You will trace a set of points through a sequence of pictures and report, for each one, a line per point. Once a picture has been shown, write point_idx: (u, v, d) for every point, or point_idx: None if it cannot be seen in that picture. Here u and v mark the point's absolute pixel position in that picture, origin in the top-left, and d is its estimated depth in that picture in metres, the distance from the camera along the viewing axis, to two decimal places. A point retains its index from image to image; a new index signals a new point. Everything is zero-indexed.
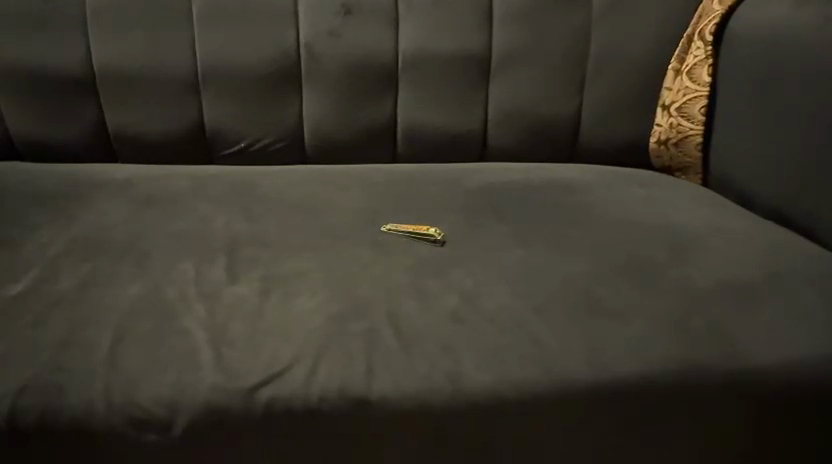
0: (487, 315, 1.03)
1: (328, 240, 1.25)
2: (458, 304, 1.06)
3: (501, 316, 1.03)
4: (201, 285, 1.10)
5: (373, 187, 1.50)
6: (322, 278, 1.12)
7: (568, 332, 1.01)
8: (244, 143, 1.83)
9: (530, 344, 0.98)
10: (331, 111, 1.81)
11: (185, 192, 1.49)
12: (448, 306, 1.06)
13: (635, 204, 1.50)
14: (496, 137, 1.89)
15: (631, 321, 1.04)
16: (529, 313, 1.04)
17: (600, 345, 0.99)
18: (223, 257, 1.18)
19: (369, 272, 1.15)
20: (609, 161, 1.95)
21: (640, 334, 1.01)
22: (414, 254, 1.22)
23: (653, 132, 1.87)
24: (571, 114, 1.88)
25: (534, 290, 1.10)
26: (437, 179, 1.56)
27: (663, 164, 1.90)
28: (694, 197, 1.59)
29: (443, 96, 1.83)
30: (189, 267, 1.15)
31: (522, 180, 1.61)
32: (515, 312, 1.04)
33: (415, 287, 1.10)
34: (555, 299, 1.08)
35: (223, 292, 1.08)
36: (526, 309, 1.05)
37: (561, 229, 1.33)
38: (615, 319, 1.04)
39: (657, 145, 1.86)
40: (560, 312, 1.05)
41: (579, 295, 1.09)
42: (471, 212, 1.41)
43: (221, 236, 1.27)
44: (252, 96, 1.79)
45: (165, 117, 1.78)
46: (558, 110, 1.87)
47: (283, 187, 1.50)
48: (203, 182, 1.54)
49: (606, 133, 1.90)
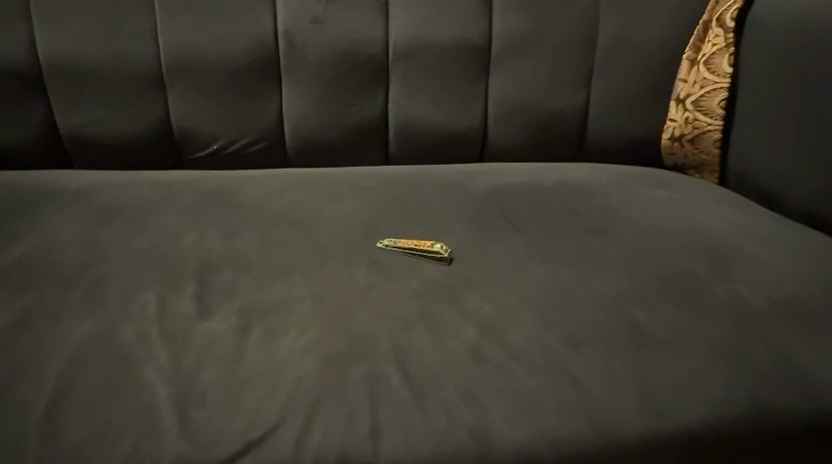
0: (515, 351, 0.87)
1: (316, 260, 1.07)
2: (479, 337, 0.89)
3: (530, 352, 0.86)
4: (166, 321, 0.90)
5: (367, 194, 1.31)
6: (312, 309, 0.94)
7: (611, 369, 0.85)
8: (217, 145, 1.62)
9: (569, 387, 0.82)
10: (315, 108, 1.62)
11: (147, 203, 1.28)
12: (466, 341, 0.88)
13: (659, 208, 1.35)
14: (498, 134, 1.72)
15: (681, 354, 0.88)
16: (563, 348, 0.88)
17: (649, 384, 0.83)
18: (193, 284, 0.99)
19: (368, 299, 0.97)
20: (617, 160, 1.80)
21: (693, 370, 0.86)
22: (421, 275, 1.04)
23: (666, 127, 1.72)
24: (579, 109, 1.72)
25: (565, 317, 0.94)
26: (437, 183, 1.39)
27: (676, 161, 1.75)
28: (721, 199, 1.44)
29: (440, 91, 1.65)
30: (152, 296, 0.96)
31: (532, 182, 1.44)
32: (547, 346, 0.88)
33: (425, 317, 0.93)
34: (590, 329, 0.91)
35: (193, 330, 0.89)
36: (559, 342, 0.88)
37: (584, 241, 1.17)
38: (662, 352, 0.88)
39: (671, 142, 1.72)
40: (598, 345, 0.88)
41: (617, 322, 0.93)
42: (480, 221, 1.24)
43: (190, 257, 1.07)
44: (225, 91, 1.58)
45: (126, 117, 1.56)
46: (565, 105, 1.71)
47: (263, 195, 1.30)
48: (170, 191, 1.34)
49: (616, 129, 1.75)
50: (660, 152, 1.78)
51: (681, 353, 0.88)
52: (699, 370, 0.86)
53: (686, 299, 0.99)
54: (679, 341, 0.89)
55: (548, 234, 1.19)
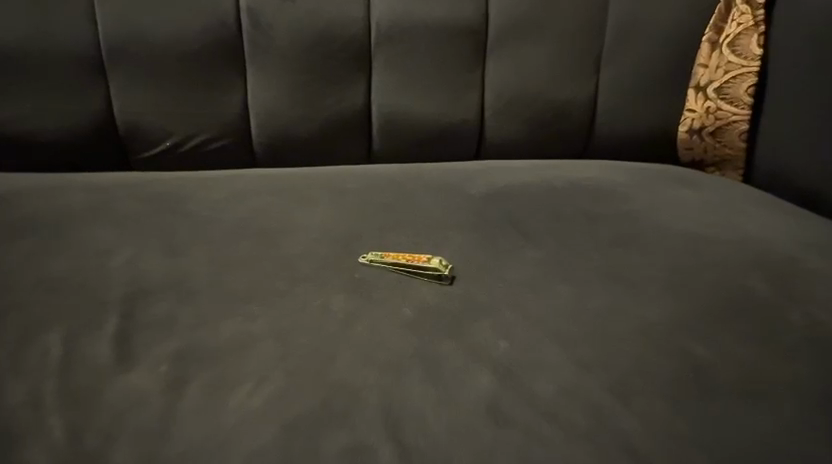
0: (544, 407, 0.67)
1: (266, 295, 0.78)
2: (496, 388, 0.69)
3: (563, 411, 0.66)
4: (73, 375, 0.68)
5: (345, 198, 1.08)
6: (274, 353, 0.72)
7: (667, 425, 0.66)
8: (170, 144, 1.38)
9: (616, 454, 0.63)
10: (286, 99, 1.38)
11: (67, 209, 1.02)
12: (477, 396, 0.68)
13: (694, 210, 1.14)
14: (498, 129, 1.49)
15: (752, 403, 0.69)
16: (606, 399, 0.68)
17: (716, 444, 0.65)
18: (115, 319, 0.76)
19: (346, 337, 0.75)
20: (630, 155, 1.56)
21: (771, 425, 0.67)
22: (416, 301, 0.82)
23: (682, 119, 1.47)
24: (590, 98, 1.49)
25: (602, 356, 0.74)
26: (428, 184, 1.15)
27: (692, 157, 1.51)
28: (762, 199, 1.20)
29: (430, 80, 1.43)
30: (58, 339, 0.73)
31: (543, 182, 1.21)
32: (586, 400, 0.68)
33: (423, 361, 0.71)
34: (635, 374, 0.72)
35: (107, 389, 0.67)
36: (599, 391, 0.69)
37: (612, 252, 0.96)
38: (730, 403, 0.69)
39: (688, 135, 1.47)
40: (648, 398, 0.69)
41: (669, 362, 0.74)
42: (485, 229, 1.02)
43: (116, 282, 0.83)
44: (178, 80, 1.34)
45: (58, 109, 1.31)
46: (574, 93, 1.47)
47: (219, 199, 1.06)
48: (101, 193, 1.07)
49: (633, 120, 1.49)
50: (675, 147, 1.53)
51: (752, 401, 0.70)
52: (777, 423, 0.68)
53: (748, 327, 0.80)
54: (748, 390, 0.71)
55: (567, 245, 0.98)
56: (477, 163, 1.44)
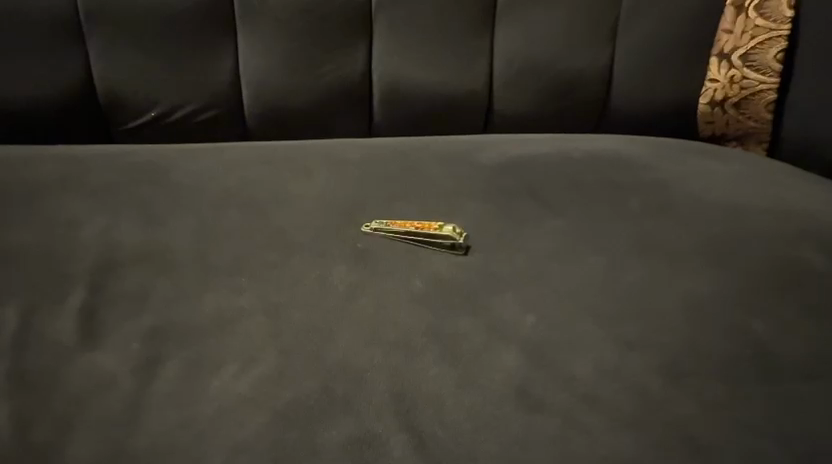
0: (581, 390, 0.59)
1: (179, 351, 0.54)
2: (524, 368, 0.60)
3: (600, 396, 0.58)
4: (28, 356, 0.59)
5: (344, 166, 0.96)
6: (264, 329, 0.62)
7: (715, 407, 0.59)
8: (155, 114, 1.13)
9: (664, 438, 0.56)
10: (274, 67, 1.11)
11: (27, 176, 0.90)
12: (502, 376, 0.59)
13: (736, 177, 1.01)
14: (506, 101, 1.17)
15: (815, 384, 0.62)
16: (652, 381, 0.60)
17: (771, 426, 0.58)
18: (82, 292, 0.66)
19: (348, 312, 0.65)
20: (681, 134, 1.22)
21: None
22: (427, 272, 0.72)
23: (700, 90, 1.15)
24: (630, 62, 1.15)
25: (638, 333, 0.66)
26: (436, 152, 1.01)
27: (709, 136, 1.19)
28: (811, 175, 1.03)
29: (444, 52, 1.13)
30: (14, 317, 0.63)
31: (568, 151, 1.06)
32: (626, 380, 0.60)
33: (438, 339, 0.62)
34: (675, 352, 0.64)
35: (67, 370, 0.57)
36: (639, 370, 0.61)
37: (642, 223, 0.87)
38: (788, 383, 0.62)
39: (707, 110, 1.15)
40: (691, 379, 0.61)
41: (717, 340, 0.66)
42: (503, 198, 0.92)
43: (84, 254, 0.74)
44: (157, 41, 1.09)
45: (27, 72, 1.07)
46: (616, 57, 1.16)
47: (206, 167, 0.94)
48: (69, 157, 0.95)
49: (669, 89, 1.16)
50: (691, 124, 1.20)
51: (814, 382, 0.62)
52: None
53: (796, 302, 0.72)
54: (809, 368, 0.64)
55: (592, 215, 0.88)
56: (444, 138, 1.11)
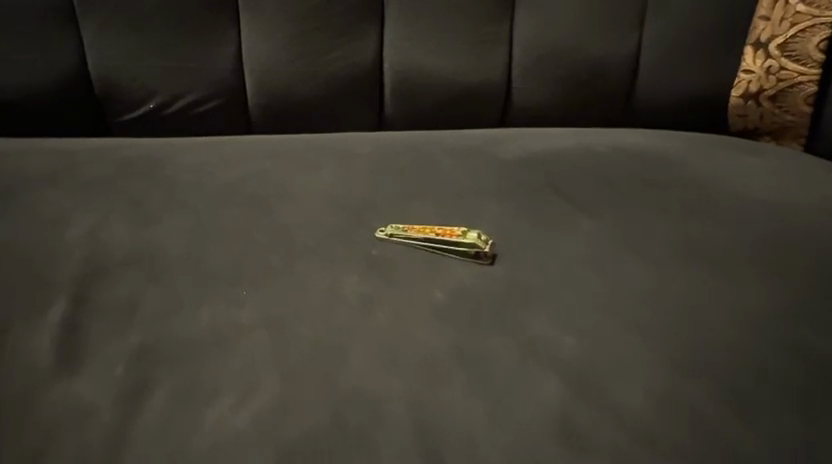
0: (621, 424, 0.52)
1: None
2: (561, 398, 0.54)
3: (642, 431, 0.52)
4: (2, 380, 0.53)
5: (354, 161, 0.87)
6: (267, 348, 0.56)
7: (770, 444, 0.53)
8: (154, 105, 1.03)
9: None
10: (276, 55, 1.01)
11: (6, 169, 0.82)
12: (534, 410, 0.53)
13: (783, 173, 0.92)
14: (527, 91, 1.07)
15: None
16: (699, 412, 0.54)
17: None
18: (64, 304, 0.60)
19: (362, 329, 0.58)
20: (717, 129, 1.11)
21: None
22: (449, 282, 0.64)
23: (733, 81, 1.05)
24: (670, 51, 1.04)
25: (687, 356, 0.59)
26: (453, 148, 0.93)
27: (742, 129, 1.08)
28: None
29: (462, 39, 1.03)
30: None
31: (599, 144, 0.96)
32: (670, 411, 0.54)
33: (465, 364, 0.55)
34: (728, 382, 0.57)
35: (44, 397, 0.52)
36: (687, 401, 0.55)
37: (683, 224, 0.78)
38: None
39: (740, 102, 1.05)
40: (744, 411, 0.55)
41: (770, 362, 0.59)
42: (527, 194, 0.83)
43: (65, 258, 0.66)
44: (151, 24, 0.98)
45: (15, 59, 0.97)
46: (652, 45, 1.04)
47: (204, 162, 0.85)
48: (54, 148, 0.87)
49: (710, 78, 1.05)
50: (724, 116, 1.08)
51: None
52: None
53: None
54: None
55: (627, 215, 0.79)
56: (457, 132, 1.01)
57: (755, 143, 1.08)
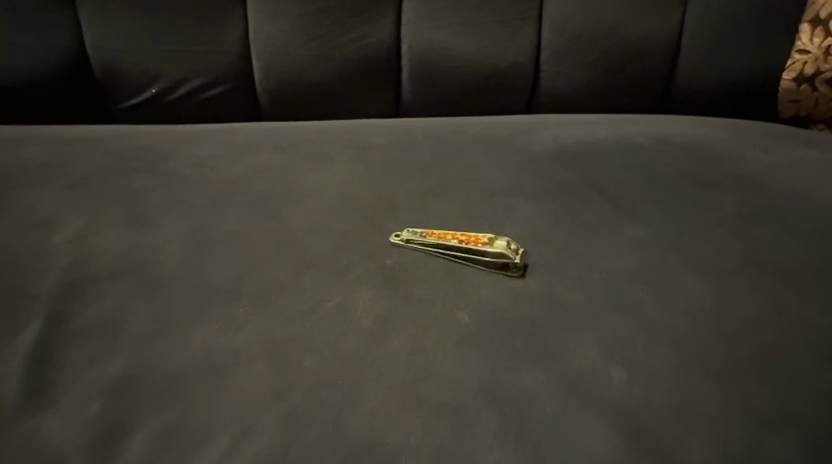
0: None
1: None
2: (600, 444, 0.48)
3: None
4: None
5: (367, 155, 0.79)
6: (269, 381, 0.50)
7: None
8: (156, 90, 0.94)
9: None
10: (284, 36, 0.92)
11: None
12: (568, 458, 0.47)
13: None
14: (557, 74, 0.96)
15: None
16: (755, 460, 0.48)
17: None
18: (40, 324, 0.54)
19: (385, 363, 0.52)
20: (760, 118, 1.00)
21: None
22: (474, 303, 0.57)
23: (787, 63, 0.93)
24: (727, 25, 0.92)
25: (747, 393, 0.52)
26: (476, 138, 0.83)
27: (793, 117, 0.97)
28: None
29: (490, 16, 0.93)
30: None
31: (642, 135, 0.86)
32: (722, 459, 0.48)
33: (496, 403, 0.50)
34: (794, 426, 0.51)
35: (15, 433, 0.47)
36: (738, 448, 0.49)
37: (736, 231, 0.69)
38: None
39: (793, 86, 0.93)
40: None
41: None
42: (559, 194, 0.74)
43: (46, 267, 0.60)
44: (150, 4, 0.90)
45: (6, 40, 0.88)
46: (707, 15, 0.92)
47: (204, 155, 0.78)
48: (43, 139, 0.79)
49: (770, 56, 0.93)
50: (774, 102, 0.97)
51: None
52: None
53: None
54: None
55: (673, 220, 0.70)
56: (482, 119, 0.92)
57: (807, 131, 0.97)
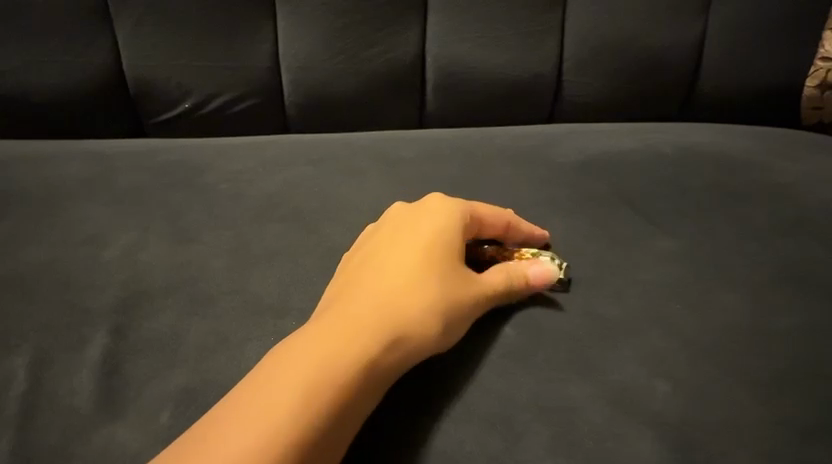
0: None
1: (273, 435, 0.41)
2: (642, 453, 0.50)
3: None
4: (52, 422, 0.52)
5: (399, 168, 0.81)
6: None
7: None
8: (190, 105, 0.97)
9: None
10: (314, 52, 0.94)
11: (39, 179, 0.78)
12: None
13: None
14: (580, 85, 0.98)
15: None
16: None
17: None
18: (102, 338, 0.58)
19: (435, 378, 0.54)
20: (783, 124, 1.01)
21: None
22: (512, 314, 0.59)
23: (810, 70, 0.93)
24: (751, 36, 0.93)
25: (783, 403, 0.54)
26: (504, 149, 0.85)
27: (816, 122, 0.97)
28: None
29: (516, 28, 0.94)
30: (32, 369, 0.56)
31: (669, 145, 0.87)
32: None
33: (541, 415, 0.52)
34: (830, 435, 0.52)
35: (92, 441, 0.51)
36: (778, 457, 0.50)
37: (765, 241, 0.70)
38: None
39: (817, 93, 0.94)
40: None
41: None
42: (588, 205, 0.75)
43: (102, 283, 0.63)
44: (184, 21, 0.91)
45: (49, 61, 0.91)
46: (731, 25, 0.93)
47: (242, 169, 0.80)
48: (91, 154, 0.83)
49: (793, 65, 0.94)
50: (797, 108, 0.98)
51: None
52: None
53: None
54: None
55: (702, 230, 0.71)
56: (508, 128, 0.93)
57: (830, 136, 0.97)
